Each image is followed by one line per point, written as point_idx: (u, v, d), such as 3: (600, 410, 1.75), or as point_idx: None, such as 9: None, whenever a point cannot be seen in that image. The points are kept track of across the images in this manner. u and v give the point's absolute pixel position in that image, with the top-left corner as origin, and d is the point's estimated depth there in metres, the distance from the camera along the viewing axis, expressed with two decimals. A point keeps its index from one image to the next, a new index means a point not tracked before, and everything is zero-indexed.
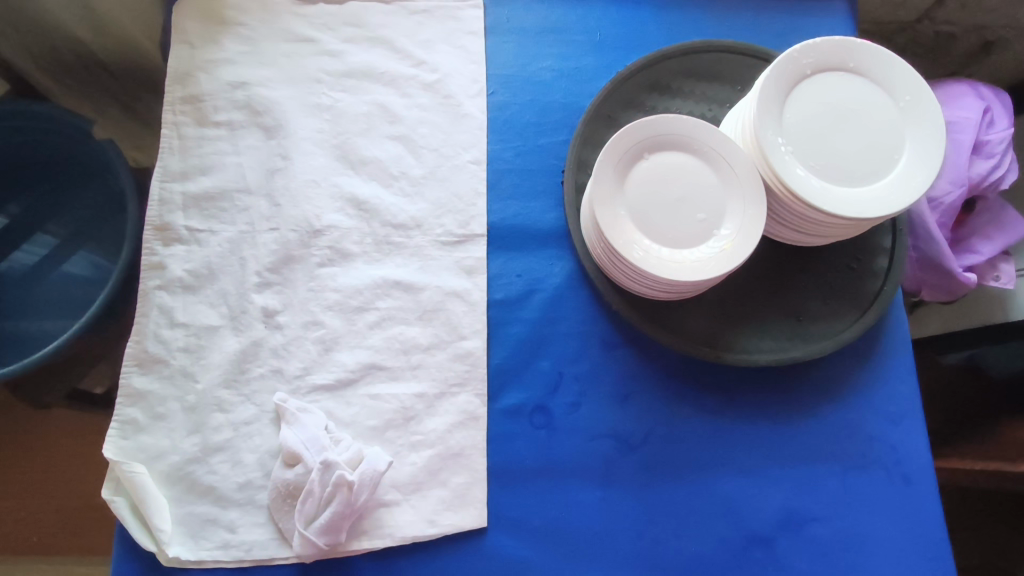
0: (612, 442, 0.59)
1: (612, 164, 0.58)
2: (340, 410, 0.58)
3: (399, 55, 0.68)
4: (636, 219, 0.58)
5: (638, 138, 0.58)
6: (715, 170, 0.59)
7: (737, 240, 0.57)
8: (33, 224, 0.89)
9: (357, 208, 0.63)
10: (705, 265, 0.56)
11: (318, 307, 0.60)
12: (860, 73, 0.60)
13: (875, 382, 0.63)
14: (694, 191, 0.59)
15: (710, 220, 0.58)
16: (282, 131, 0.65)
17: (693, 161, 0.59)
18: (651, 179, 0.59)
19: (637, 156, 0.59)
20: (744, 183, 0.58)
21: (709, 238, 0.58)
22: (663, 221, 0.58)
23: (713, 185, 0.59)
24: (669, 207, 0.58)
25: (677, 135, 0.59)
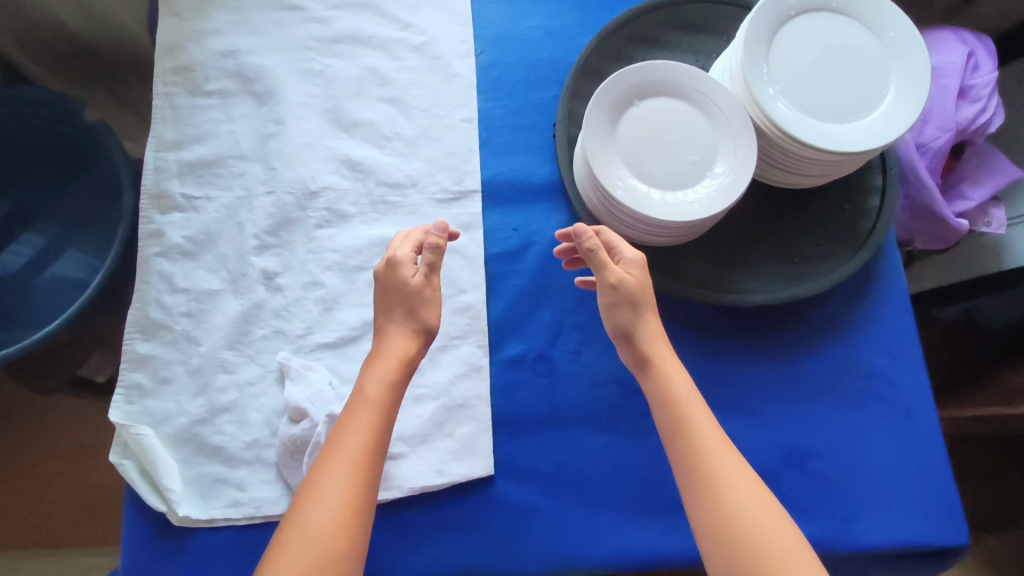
0: (616, 388, 0.60)
1: (603, 111, 0.58)
2: (344, 366, 0.58)
3: (386, 19, 0.69)
4: (629, 165, 0.58)
5: (627, 85, 0.59)
6: (705, 114, 0.60)
7: (728, 179, 0.57)
8: (20, 224, 0.89)
9: (352, 169, 0.63)
10: (698, 208, 0.57)
11: (318, 268, 0.60)
12: (843, 12, 0.61)
13: (872, 318, 0.63)
14: (685, 135, 0.59)
15: (701, 161, 0.59)
16: (273, 97, 0.65)
17: (682, 106, 0.60)
18: (642, 124, 0.59)
19: (627, 103, 0.59)
20: (733, 123, 0.58)
21: (702, 180, 0.58)
22: (656, 165, 0.58)
23: (704, 128, 0.59)
24: (661, 150, 0.59)
25: (665, 80, 0.60)
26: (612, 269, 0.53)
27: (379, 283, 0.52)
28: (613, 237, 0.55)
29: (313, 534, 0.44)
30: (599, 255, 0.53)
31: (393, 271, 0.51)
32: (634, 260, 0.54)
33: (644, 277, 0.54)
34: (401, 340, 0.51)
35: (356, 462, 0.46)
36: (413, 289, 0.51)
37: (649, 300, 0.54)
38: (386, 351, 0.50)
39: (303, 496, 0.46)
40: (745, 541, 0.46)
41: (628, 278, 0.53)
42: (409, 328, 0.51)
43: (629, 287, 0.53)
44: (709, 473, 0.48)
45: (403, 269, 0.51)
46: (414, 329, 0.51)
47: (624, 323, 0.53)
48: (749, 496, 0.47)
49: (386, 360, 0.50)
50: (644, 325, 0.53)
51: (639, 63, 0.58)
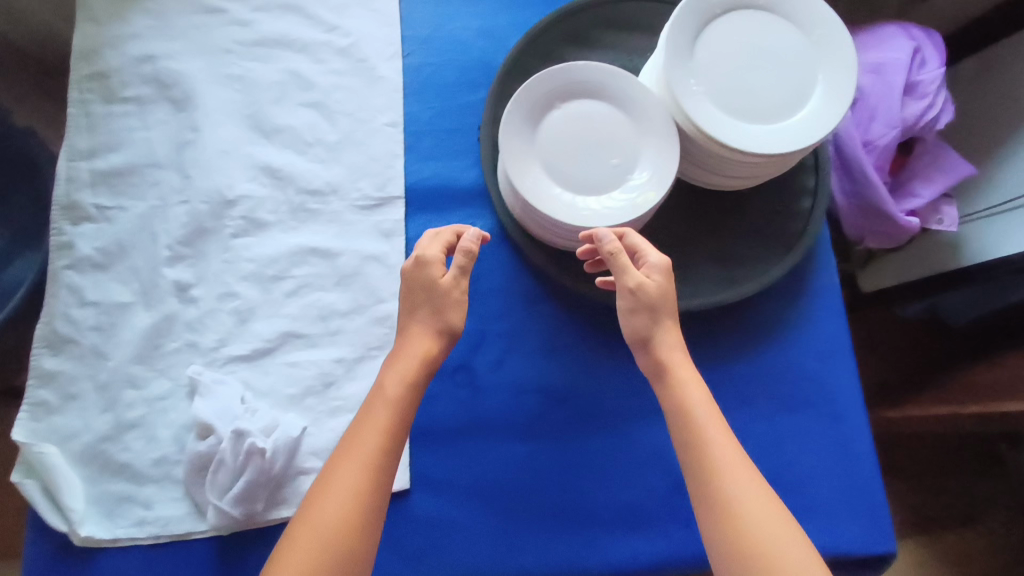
0: (538, 396, 0.58)
1: (522, 115, 0.57)
2: (258, 380, 0.57)
3: (311, 21, 0.67)
4: (549, 170, 0.57)
5: (547, 88, 0.57)
6: (628, 116, 0.58)
7: (650, 184, 0.56)
8: None
9: (271, 176, 0.62)
10: (619, 213, 0.55)
11: (233, 278, 0.59)
12: (771, 9, 0.59)
13: (803, 322, 0.62)
14: (607, 138, 0.58)
15: (623, 164, 0.57)
16: (191, 103, 0.63)
17: (604, 108, 0.58)
18: (563, 128, 0.57)
19: (548, 106, 0.58)
20: (656, 126, 0.57)
21: (624, 184, 0.57)
22: (576, 169, 0.57)
23: (627, 131, 0.58)
24: (582, 154, 0.57)
25: (586, 82, 0.58)
26: (634, 273, 0.51)
27: (406, 282, 0.52)
28: (637, 240, 0.53)
29: (324, 531, 0.44)
30: (620, 257, 0.51)
31: (421, 271, 0.51)
32: (658, 264, 0.52)
33: (667, 282, 0.52)
34: (423, 339, 0.50)
35: (371, 462, 0.46)
36: (441, 289, 0.51)
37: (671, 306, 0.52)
38: (407, 350, 0.50)
39: (314, 492, 0.46)
40: (753, 546, 0.45)
41: (652, 282, 0.51)
42: (433, 328, 0.50)
43: (649, 292, 0.51)
44: (716, 477, 0.47)
45: (432, 269, 0.51)
46: (436, 329, 0.50)
47: (638, 328, 0.52)
48: (755, 504, 0.46)
49: (407, 360, 0.49)
50: (661, 332, 0.52)
51: (557, 66, 0.57)
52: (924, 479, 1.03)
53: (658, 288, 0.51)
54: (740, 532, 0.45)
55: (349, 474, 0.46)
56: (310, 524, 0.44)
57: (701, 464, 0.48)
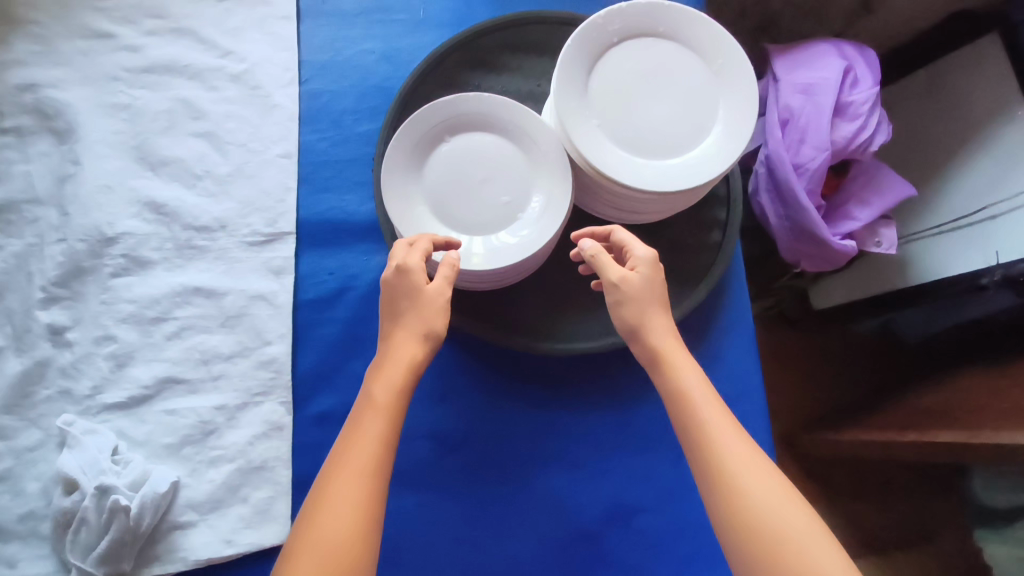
0: (430, 443, 0.56)
1: (409, 149, 0.54)
2: (134, 428, 0.54)
3: (204, 46, 0.64)
4: (436, 207, 0.54)
5: (434, 119, 0.54)
6: (522, 149, 0.56)
7: (540, 223, 0.54)
8: None
9: (156, 212, 0.59)
10: (506, 254, 0.53)
11: (111, 321, 0.56)
12: (671, 37, 0.56)
13: (712, 361, 0.60)
14: (498, 172, 0.55)
15: (514, 201, 0.55)
16: (74, 134, 0.60)
17: (497, 141, 0.56)
18: (452, 162, 0.55)
19: (438, 138, 0.55)
20: (549, 160, 0.54)
21: (515, 222, 0.55)
22: (463, 207, 0.54)
23: (519, 165, 0.55)
24: (471, 190, 0.55)
25: (477, 113, 0.55)
26: (623, 272, 0.47)
27: (387, 291, 0.47)
28: (625, 236, 0.51)
29: (322, 556, 0.40)
30: (604, 259, 0.48)
31: (404, 279, 0.47)
32: (645, 258, 0.48)
33: (657, 279, 0.49)
34: (409, 345, 0.46)
35: (366, 472, 0.43)
36: (427, 296, 0.46)
37: (656, 299, 0.48)
38: (394, 355, 0.46)
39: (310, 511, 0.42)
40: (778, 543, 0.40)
41: (643, 279, 0.48)
42: (418, 331, 0.46)
43: (635, 286, 0.47)
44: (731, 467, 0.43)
45: (416, 276, 0.47)
46: (421, 333, 0.46)
47: (634, 320, 0.47)
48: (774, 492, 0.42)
49: (394, 364, 0.45)
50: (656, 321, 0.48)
51: (444, 97, 0.54)
52: (867, 499, 1.05)
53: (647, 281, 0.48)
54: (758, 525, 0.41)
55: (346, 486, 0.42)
56: (312, 541, 0.40)
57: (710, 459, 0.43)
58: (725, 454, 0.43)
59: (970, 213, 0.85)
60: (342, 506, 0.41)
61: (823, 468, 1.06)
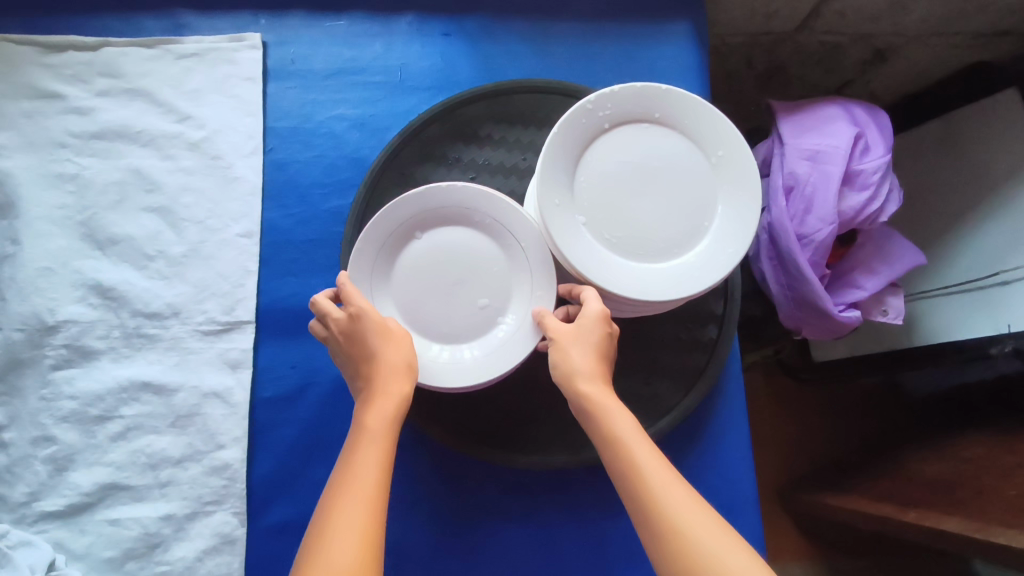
0: (396, 559, 0.52)
1: (376, 246, 0.49)
2: (72, 540, 0.50)
3: (161, 109, 0.59)
4: (406, 312, 0.49)
5: (403, 214, 0.49)
6: (502, 245, 0.51)
7: (519, 330, 0.49)
8: None
9: (103, 296, 0.55)
10: (481, 365, 0.49)
11: (50, 419, 0.52)
12: (668, 124, 0.51)
13: (702, 468, 0.57)
14: (474, 272, 0.50)
15: (492, 304, 0.50)
16: (13, 208, 0.55)
17: (474, 236, 0.51)
18: (424, 260, 0.50)
19: (408, 233, 0.50)
20: (532, 261, 0.50)
21: (493, 330, 0.50)
22: (437, 311, 0.49)
23: (498, 264, 0.50)
24: (445, 293, 0.49)
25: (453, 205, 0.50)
26: (557, 327, 0.45)
27: (345, 332, 0.45)
28: (593, 293, 0.48)
29: None
30: (546, 320, 0.46)
31: (361, 320, 0.45)
32: (595, 312, 0.45)
33: (604, 334, 0.45)
34: (398, 377, 0.43)
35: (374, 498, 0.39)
36: (387, 333, 0.45)
37: (593, 346, 0.45)
38: (384, 386, 0.43)
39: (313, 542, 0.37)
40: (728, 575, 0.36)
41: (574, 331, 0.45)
42: (403, 365, 0.43)
43: (571, 340, 0.45)
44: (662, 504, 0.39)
45: (372, 315, 0.45)
46: (407, 367, 0.44)
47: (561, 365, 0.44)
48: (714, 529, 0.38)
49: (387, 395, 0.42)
50: (583, 363, 0.44)
51: (416, 190, 0.49)
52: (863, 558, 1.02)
53: (581, 330, 0.45)
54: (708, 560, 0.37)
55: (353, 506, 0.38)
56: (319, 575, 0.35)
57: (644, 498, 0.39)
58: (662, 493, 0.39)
59: (981, 277, 0.79)
60: (348, 532, 0.37)
61: (815, 530, 1.03)
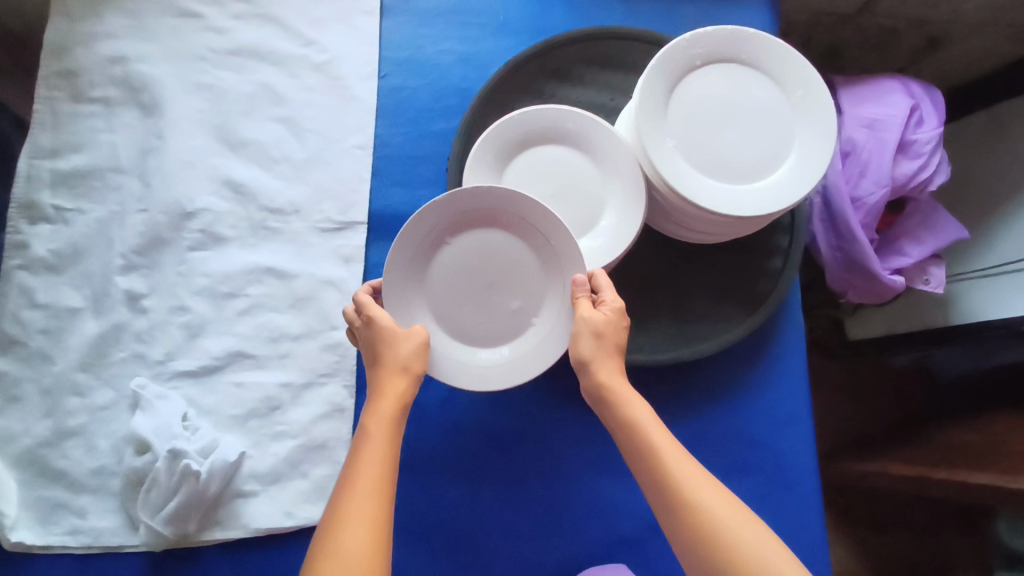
0: (485, 438, 0.60)
1: (407, 256, 0.52)
2: (202, 397, 0.57)
3: (288, 34, 0.66)
4: (443, 320, 0.53)
5: (435, 223, 0.52)
6: (531, 244, 0.53)
7: (553, 331, 0.53)
8: None
9: (234, 191, 0.61)
10: (515, 365, 0.52)
11: (186, 292, 0.59)
12: (753, 66, 0.58)
13: (763, 385, 0.63)
14: (507, 277, 0.53)
15: (525, 307, 0.53)
16: (159, 109, 0.62)
17: (506, 237, 0.53)
18: (455, 266, 0.53)
19: (439, 241, 0.53)
20: (562, 260, 0.52)
21: (527, 329, 0.53)
22: (471, 315, 0.53)
23: (529, 265, 0.53)
24: (479, 298, 0.53)
25: (484, 207, 0.52)
26: (591, 313, 0.50)
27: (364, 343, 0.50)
28: (605, 280, 0.52)
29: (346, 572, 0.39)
30: (580, 301, 0.50)
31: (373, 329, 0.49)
32: (614, 306, 0.51)
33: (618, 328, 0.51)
34: (397, 380, 0.48)
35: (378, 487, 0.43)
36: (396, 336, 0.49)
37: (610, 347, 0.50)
38: (386, 389, 0.47)
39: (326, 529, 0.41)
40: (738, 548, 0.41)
41: (606, 323, 0.50)
42: (402, 366, 0.48)
43: (593, 331, 0.49)
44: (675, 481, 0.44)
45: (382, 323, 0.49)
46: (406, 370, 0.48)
47: (583, 354, 0.50)
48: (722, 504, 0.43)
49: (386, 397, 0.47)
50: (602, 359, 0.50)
51: (441, 199, 0.50)
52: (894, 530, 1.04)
53: (602, 328, 0.50)
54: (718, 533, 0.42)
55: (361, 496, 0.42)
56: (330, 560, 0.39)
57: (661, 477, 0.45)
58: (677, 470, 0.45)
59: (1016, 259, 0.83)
60: (355, 522, 0.40)
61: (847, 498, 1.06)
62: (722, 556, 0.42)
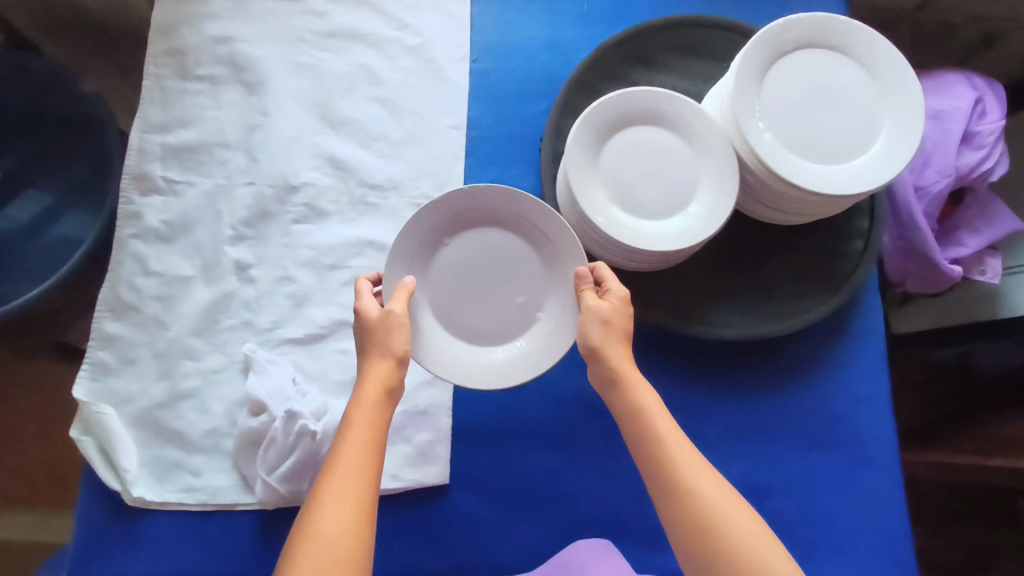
0: (581, 408, 0.61)
1: (409, 260, 0.54)
2: (309, 363, 0.59)
3: (383, 17, 0.68)
4: (451, 321, 0.55)
5: (431, 229, 0.55)
6: (528, 240, 0.56)
7: (558, 322, 0.55)
8: (10, 186, 0.87)
9: (335, 167, 0.63)
10: (530, 354, 0.54)
11: (291, 263, 0.61)
12: (842, 52, 0.60)
13: (844, 363, 0.65)
14: (508, 274, 0.56)
15: (529, 301, 0.56)
16: (263, 87, 0.64)
17: (505, 235, 0.56)
18: (456, 267, 0.55)
19: (436, 245, 0.55)
20: (561, 249, 0.55)
21: (533, 321, 0.56)
22: (478, 313, 0.55)
23: (528, 261, 0.56)
24: (482, 294, 0.55)
25: (477, 210, 0.56)
26: (597, 303, 0.51)
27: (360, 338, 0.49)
28: (607, 271, 0.53)
29: (325, 558, 0.39)
30: (585, 292, 0.51)
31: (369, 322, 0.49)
32: (619, 294, 0.52)
33: (622, 316, 0.51)
34: (385, 366, 0.47)
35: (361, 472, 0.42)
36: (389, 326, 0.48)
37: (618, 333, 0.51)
38: (370, 374, 0.47)
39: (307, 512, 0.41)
40: (732, 541, 0.43)
41: (613, 311, 0.51)
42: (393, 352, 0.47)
43: (603, 318, 0.50)
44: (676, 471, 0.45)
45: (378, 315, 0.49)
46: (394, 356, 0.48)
47: (591, 340, 0.50)
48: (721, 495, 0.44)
49: (371, 382, 0.47)
50: (611, 346, 0.50)
51: (438, 201, 0.53)
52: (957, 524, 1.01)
53: (609, 315, 0.50)
54: (714, 525, 0.43)
55: (345, 483, 0.42)
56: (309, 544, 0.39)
57: (663, 465, 0.46)
58: (681, 459, 0.46)
59: None
60: (335, 508, 0.41)
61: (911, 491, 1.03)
62: (714, 547, 0.43)
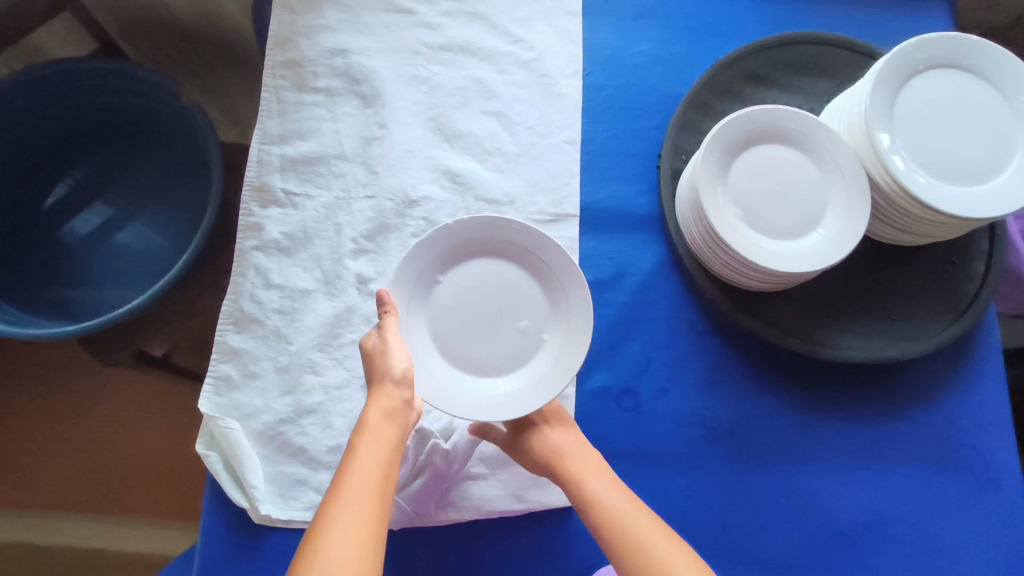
0: (701, 429, 0.61)
1: (404, 300, 0.54)
2: None
3: (495, 31, 0.68)
4: (459, 357, 0.54)
5: (421, 267, 0.54)
6: (526, 266, 0.55)
7: (564, 343, 0.53)
8: (92, 193, 0.90)
9: (452, 181, 0.63)
10: (546, 377, 0.53)
11: None
12: (974, 72, 0.59)
13: (965, 389, 0.63)
14: (507, 302, 0.55)
15: (533, 325, 0.55)
16: (379, 100, 0.64)
17: (497, 261, 0.56)
18: (455, 302, 0.55)
19: (431, 283, 0.55)
20: (558, 269, 0.54)
21: (540, 345, 0.54)
22: (483, 345, 0.54)
23: (527, 286, 0.55)
24: (484, 326, 0.54)
25: (467, 244, 0.55)
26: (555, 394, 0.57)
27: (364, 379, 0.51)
28: None
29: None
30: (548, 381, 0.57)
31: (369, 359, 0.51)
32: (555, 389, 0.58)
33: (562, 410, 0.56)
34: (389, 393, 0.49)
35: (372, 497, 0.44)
36: (389, 356, 0.50)
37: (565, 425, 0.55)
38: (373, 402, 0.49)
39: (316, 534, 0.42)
40: None
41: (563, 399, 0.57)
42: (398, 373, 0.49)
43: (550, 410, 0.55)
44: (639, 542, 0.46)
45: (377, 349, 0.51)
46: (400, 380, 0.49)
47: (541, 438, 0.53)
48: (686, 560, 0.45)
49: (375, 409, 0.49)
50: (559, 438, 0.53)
51: (427, 238, 0.53)
52: None
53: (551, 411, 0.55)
54: None
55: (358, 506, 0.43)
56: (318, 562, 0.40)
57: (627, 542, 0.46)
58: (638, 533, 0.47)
59: None
60: (346, 531, 0.42)
61: None
62: None
